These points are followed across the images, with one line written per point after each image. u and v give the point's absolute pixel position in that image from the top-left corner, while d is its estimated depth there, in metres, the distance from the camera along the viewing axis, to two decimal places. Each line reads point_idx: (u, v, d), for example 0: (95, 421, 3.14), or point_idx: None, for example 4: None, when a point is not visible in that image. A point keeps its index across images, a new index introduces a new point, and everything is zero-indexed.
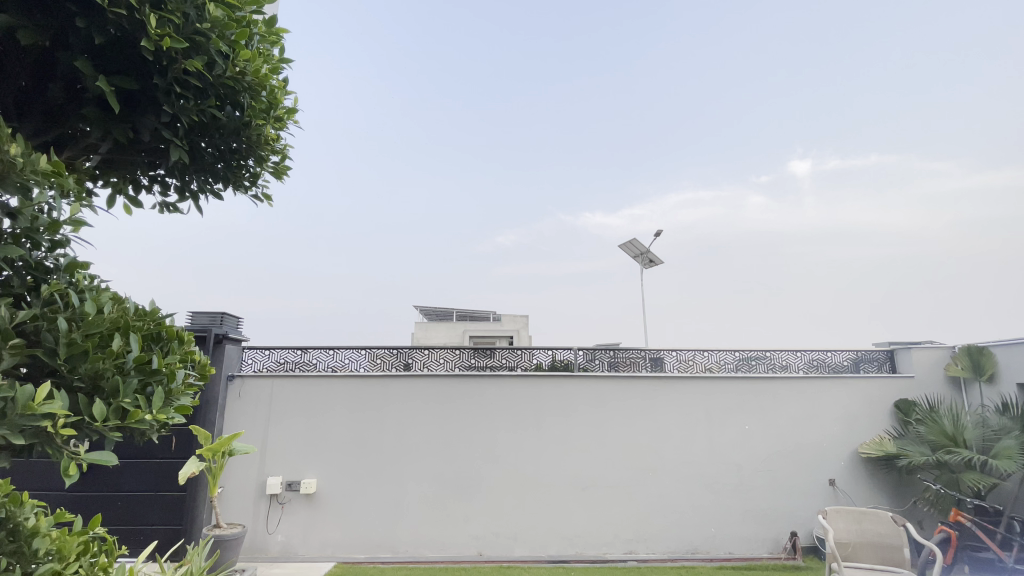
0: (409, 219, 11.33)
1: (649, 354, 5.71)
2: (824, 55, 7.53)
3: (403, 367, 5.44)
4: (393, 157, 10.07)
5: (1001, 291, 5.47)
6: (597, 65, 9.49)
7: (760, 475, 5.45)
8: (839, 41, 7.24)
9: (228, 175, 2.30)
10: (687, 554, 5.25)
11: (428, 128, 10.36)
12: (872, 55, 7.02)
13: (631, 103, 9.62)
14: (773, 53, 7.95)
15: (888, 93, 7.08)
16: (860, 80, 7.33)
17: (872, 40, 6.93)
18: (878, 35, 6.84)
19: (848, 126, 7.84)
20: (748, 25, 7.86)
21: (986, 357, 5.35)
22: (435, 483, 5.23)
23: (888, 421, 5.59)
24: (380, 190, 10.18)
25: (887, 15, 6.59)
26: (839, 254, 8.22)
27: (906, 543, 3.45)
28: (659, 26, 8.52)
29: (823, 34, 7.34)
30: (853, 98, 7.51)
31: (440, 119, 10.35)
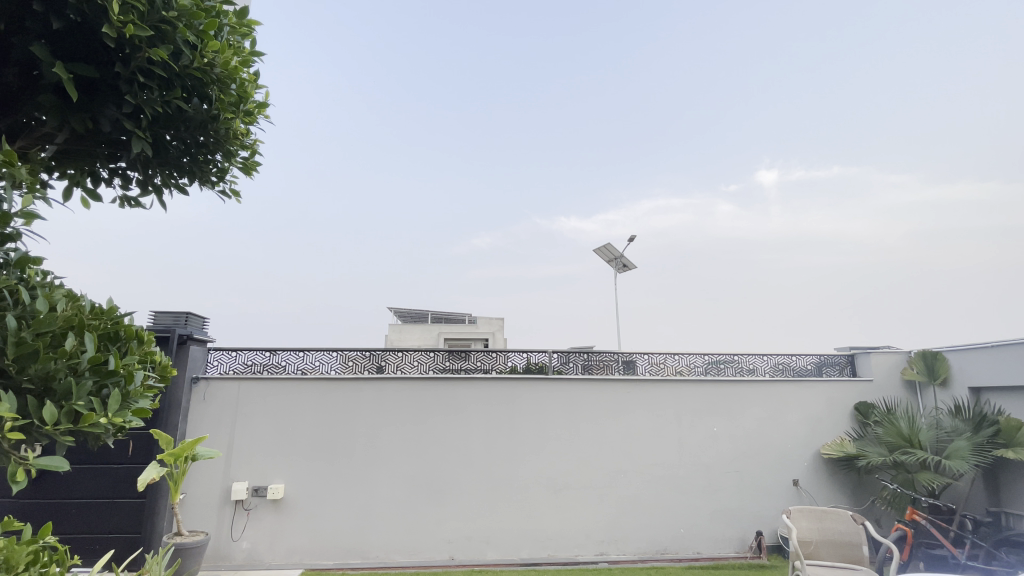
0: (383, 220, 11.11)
1: (623, 357, 5.78)
2: (800, 62, 7.65)
3: (376, 369, 5.35)
4: (355, 159, 9.71)
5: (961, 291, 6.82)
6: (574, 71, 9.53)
7: (727, 476, 5.57)
8: (807, 50, 7.49)
9: (194, 170, 2.21)
10: (657, 554, 5.32)
11: (398, 130, 10.00)
12: (855, 56, 7.14)
13: (611, 104, 9.57)
14: (745, 61, 8.07)
15: (865, 98, 7.33)
16: (838, 85, 7.52)
17: (845, 47, 7.16)
18: (856, 37, 7.00)
19: (823, 129, 8.03)
20: (722, 28, 7.88)
21: (941, 361, 5.59)
22: (406, 487, 5.16)
23: (849, 422, 5.79)
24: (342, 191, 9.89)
25: (868, 20, 6.76)
26: (808, 261, 8.84)
27: (865, 540, 3.59)
28: (634, 31, 8.55)
29: (802, 41, 7.44)
30: (819, 108, 7.86)
31: (410, 121, 10.01)
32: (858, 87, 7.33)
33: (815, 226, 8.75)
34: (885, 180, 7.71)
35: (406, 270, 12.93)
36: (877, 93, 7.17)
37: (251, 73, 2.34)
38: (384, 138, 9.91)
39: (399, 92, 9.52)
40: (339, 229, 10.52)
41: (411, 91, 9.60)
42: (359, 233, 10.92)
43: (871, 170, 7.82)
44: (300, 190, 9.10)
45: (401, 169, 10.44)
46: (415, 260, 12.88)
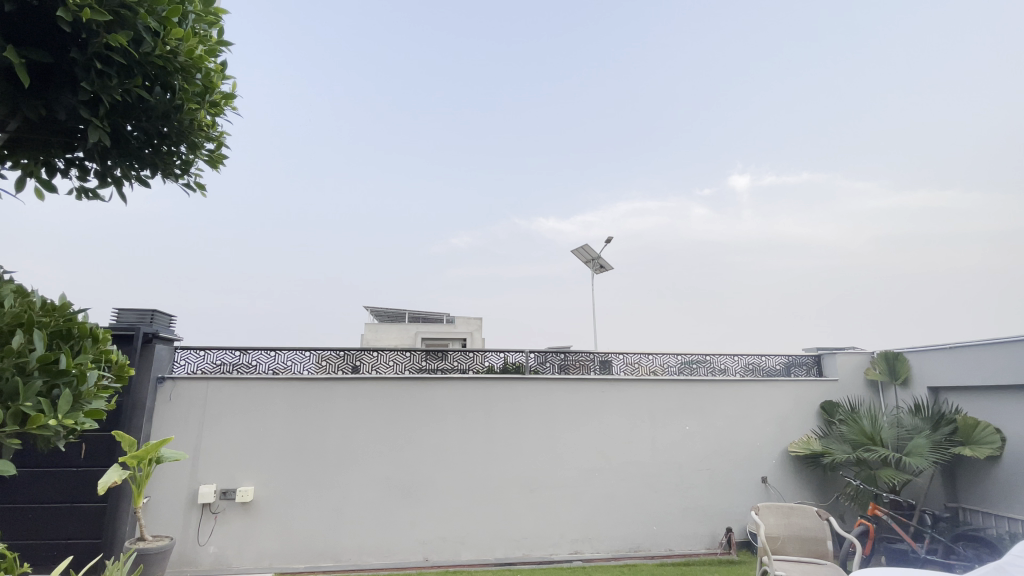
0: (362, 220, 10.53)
1: (599, 357, 5.83)
2: (778, 69, 7.82)
3: (351, 369, 5.27)
4: (308, 161, 8.91)
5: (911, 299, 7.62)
6: (557, 77, 9.50)
7: (699, 473, 5.67)
8: (789, 59, 7.66)
9: (156, 161, 2.13)
10: (630, 552, 5.38)
11: (369, 127, 9.49)
12: (841, 57, 7.27)
13: (594, 106, 9.55)
14: (726, 65, 8.10)
15: (852, 95, 7.42)
16: (816, 93, 7.73)
17: (822, 54, 7.38)
18: (848, 36, 7.09)
19: (810, 130, 8.12)
20: (711, 25, 7.76)
21: (901, 362, 5.80)
22: (380, 488, 5.09)
23: (815, 421, 5.96)
24: (310, 194, 9.37)
25: (862, 24, 6.89)
26: (776, 264, 9.41)
27: (829, 535, 3.70)
28: (618, 38, 8.51)
29: (798, 43, 7.46)
30: (796, 116, 8.11)
31: (378, 123, 9.55)
32: (836, 96, 7.56)
33: (785, 229, 9.33)
34: (851, 185, 8.15)
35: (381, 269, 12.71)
36: (864, 91, 7.28)
37: (218, 64, 2.27)
38: (348, 138, 9.32)
39: (365, 85, 8.97)
40: (308, 228, 10.11)
41: (385, 92, 9.20)
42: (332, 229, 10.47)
43: (838, 176, 8.20)
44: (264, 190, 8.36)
45: (366, 171, 9.85)
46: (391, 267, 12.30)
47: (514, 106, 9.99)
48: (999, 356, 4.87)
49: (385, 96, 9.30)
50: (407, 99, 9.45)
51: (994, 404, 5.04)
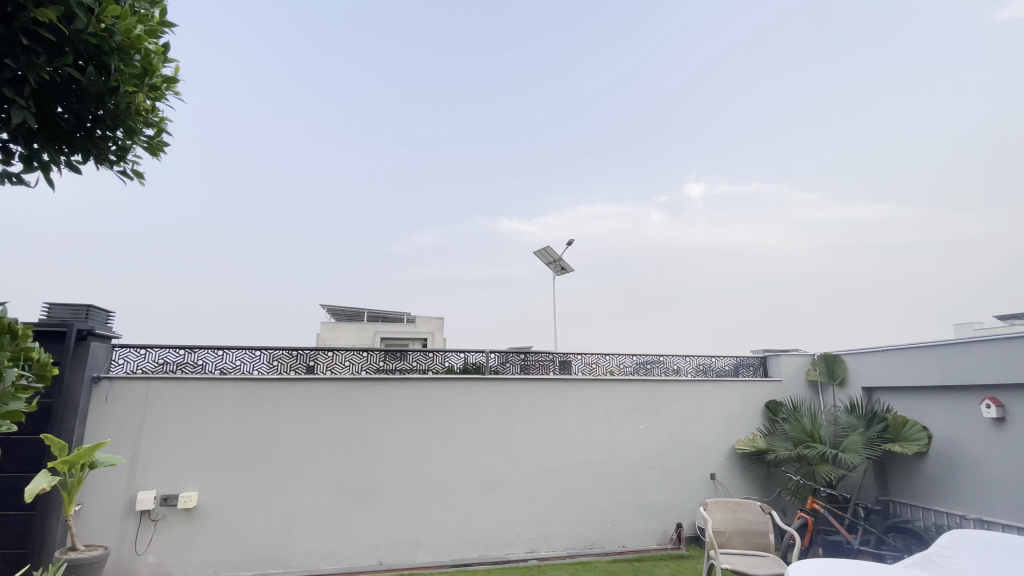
0: (327, 220, 10.29)
1: (558, 357, 5.91)
2: (738, 88, 8.15)
3: (306, 369, 5.12)
4: (271, 151, 8.36)
5: (857, 307, 8.76)
6: (529, 86, 9.54)
7: (652, 471, 5.82)
8: (747, 79, 8.00)
9: (88, 146, 2.00)
10: (584, 549, 5.46)
11: (330, 126, 8.97)
12: (801, 74, 7.62)
13: (562, 113, 9.69)
14: (689, 83, 8.37)
15: (801, 115, 7.92)
16: (769, 110, 8.14)
17: (777, 76, 7.79)
18: (814, 51, 7.37)
19: (764, 147, 8.52)
20: (688, 38, 7.89)
21: (839, 363, 6.14)
22: (333, 491, 4.96)
23: (760, 420, 6.24)
24: (269, 193, 8.85)
25: (830, 42, 7.20)
26: (728, 270, 10.09)
27: (771, 528, 3.89)
28: (597, 54, 8.79)
29: (768, 54, 7.65)
30: (756, 130, 8.41)
31: (342, 122, 9.06)
32: (790, 115, 7.99)
33: (734, 235, 9.83)
34: (798, 198, 8.81)
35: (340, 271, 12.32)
36: (814, 109, 7.77)
37: (159, 46, 2.17)
38: (313, 134, 8.84)
39: (333, 84, 8.62)
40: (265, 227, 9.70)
41: (355, 81, 8.86)
42: (287, 226, 9.83)
43: (785, 189, 8.83)
44: (216, 179, 7.83)
45: (325, 165, 9.37)
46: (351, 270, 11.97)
47: (479, 109, 9.91)
48: (926, 358, 5.27)
49: (350, 97, 8.92)
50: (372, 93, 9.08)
51: (921, 403, 5.44)
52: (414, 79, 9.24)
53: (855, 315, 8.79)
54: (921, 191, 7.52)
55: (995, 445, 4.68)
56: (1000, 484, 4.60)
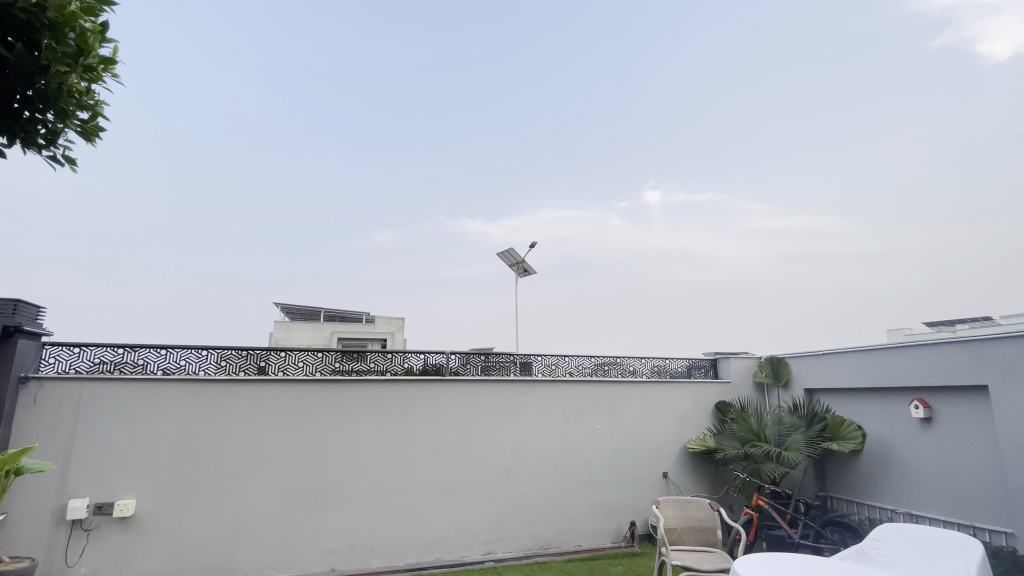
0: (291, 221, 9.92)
1: (519, 359, 5.92)
2: (698, 100, 8.35)
3: (257, 370, 4.93)
4: (230, 141, 7.96)
5: (805, 312, 9.27)
6: (498, 88, 9.61)
7: (607, 470, 5.92)
8: (702, 90, 8.23)
9: (11, 127, 1.88)
10: (540, 550, 5.50)
11: (295, 121, 8.49)
12: (756, 88, 7.92)
13: (529, 114, 9.75)
14: (647, 93, 8.63)
15: (756, 128, 8.27)
16: (725, 122, 8.44)
17: (733, 86, 8.02)
18: (771, 66, 7.66)
19: (718, 160, 8.87)
20: (649, 42, 8.13)
21: (784, 366, 6.46)
22: (284, 496, 4.79)
23: (709, 420, 6.48)
24: (226, 183, 8.48)
25: (779, 58, 7.54)
26: (682, 275, 10.08)
27: (719, 524, 4.03)
28: (569, 57, 8.87)
29: (729, 68, 7.88)
30: (712, 148, 8.79)
31: (306, 119, 8.59)
32: (743, 130, 8.39)
33: (689, 243, 10.04)
34: (747, 208, 9.32)
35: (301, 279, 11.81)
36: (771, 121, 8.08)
37: (96, 25, 2.07)
38: (278, 130, 8.35)
39: (303, 72, 8.18)
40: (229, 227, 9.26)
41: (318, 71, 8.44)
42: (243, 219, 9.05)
43: (737, 200, 9.26)
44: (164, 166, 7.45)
45: (287, 160, 8.82)
46: (312, 276, 11.71)
47: (449, 109, 9.68)
48: (862, 362, 5.60)
49: (317, 91, 8.50)
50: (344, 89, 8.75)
51: (856, 404, 5.77)
52: (382, 74, 8.99)
53: (799, 320, 9.30)
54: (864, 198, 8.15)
55: (922, 443, 5.02)
56: (926, 480, 4.95)
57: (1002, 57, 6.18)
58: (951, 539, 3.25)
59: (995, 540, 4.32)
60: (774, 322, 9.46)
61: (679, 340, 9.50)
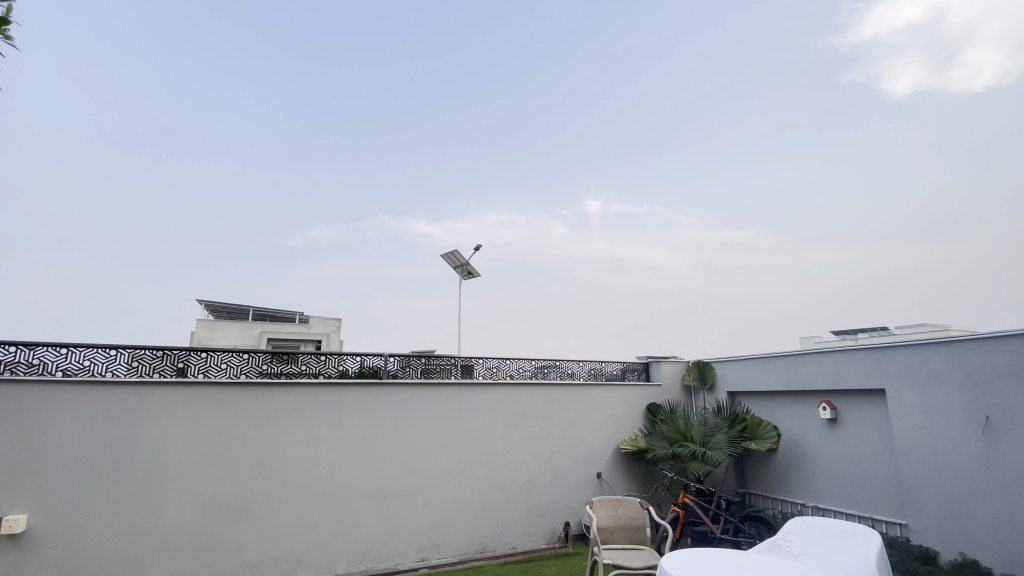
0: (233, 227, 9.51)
1: (460, 361, 5.89)
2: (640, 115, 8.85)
3: (175, 372, 4.59)
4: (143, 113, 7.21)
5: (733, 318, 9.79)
6: (453, 85, 9.70)
7: (544, 472, 6.00)
8: (638, 105, 8.77)
9: None
10: (476, 554, 5.46)
11: (229, 103, 7.94)
12: (693, 98, 8.41)
13: (477, 115, 9.88)
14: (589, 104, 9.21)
15: (693, 143, 8.79)
16: (662, 135, 8.89)
17: (668, 101, 8.56)
18: (703, 81, 8.23)
19: (657, 177, 9.34)
20: (597, 48, 8.78)
21: (709, 369, 6.85)
22: (202, 508, 4.45)
23: (640, 421, 6.75)
24: (145, 165, 7.75)
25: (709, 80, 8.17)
26: (620, 282, 10.53)
27: (647, 522, 4.20)
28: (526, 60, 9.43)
29: (668, 86, 8.49)
30: (652, 164, 9.25)
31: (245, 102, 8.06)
32: (678, 147, 8.98)
33: (627, 251, 10.54)
34: (680, 221, 9.82)
35: (230, 283, 11.07)
36: (704, 141, 8.72)
37: None
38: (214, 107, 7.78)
39: (243, 50, 7.84)
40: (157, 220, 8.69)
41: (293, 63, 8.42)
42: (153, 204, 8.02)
43: (671, 212, 9.74)
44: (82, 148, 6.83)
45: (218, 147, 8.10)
46: (246, 284, 11.10)
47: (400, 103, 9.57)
48: (777, 366, 6.04)
49: (263, 75, 8.17)
50: (297, 78, 8.50)
51: (772, 406, 6.21)
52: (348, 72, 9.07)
53: (729, 326, 9.72)
54: (786, 212, 8.88)
55: (828, 442, 5.47)
56: (833, 476, 5.39)
57: (900, 90, 7.04)
58: (852, 529, 3.55)
59: (891, 530, 4.76)
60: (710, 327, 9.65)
61: (616, 348, 9.88)
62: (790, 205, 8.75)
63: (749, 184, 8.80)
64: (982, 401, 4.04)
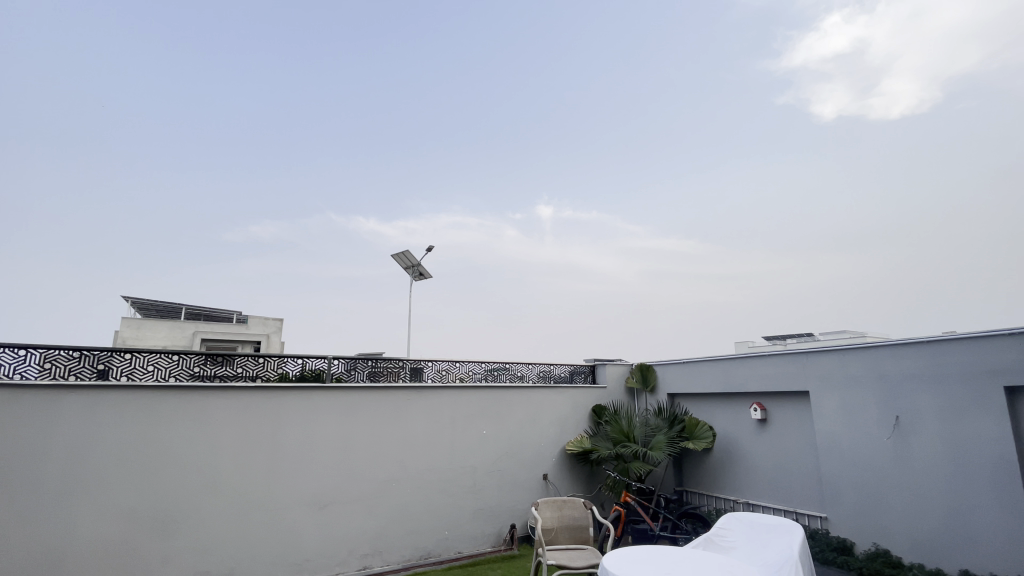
0: (172, 229, 8.86)
1: (409, 365, 5.81)
2: (592, 129, 9.55)
3: (95, 374, 4.25)
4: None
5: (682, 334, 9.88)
6: (425, 101, 9.68)
7: (491, 475, 6.01)
8: (596, 121, 9.45)
9: None
10: (420, 560, 5.39)
11: (170, 94, 7.30)
12: (643, 113, 8.95)
13: (443, 126, 9.95)
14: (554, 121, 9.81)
15: (639, 158, 9.39)
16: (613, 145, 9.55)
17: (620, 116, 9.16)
18: (652, 96, 8.75)
19: (607, 187, 9.92)
20: (559, 67, 9.28)
21: (652, 372, 7.11)
22: (122, 520, 4.14)
23: (585, 423, 6.92)
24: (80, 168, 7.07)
25: (657, 92, 8.70)
26: (571, 286, 10.83)
27: (590, 522, 4.30)
28: (493, 76, 9.70)
29: (617, 103, 9.11)
30: (602, 177, 9.91)
31: (188, 80, 7.43)
32: (628, 157, 9.50)
33: (578, 256, 10.98)
34: (627, 229, 10.30)
35: (170, 283, 10.43)
36: (649, 153, 9.25)
37: None
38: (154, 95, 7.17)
39: (193, 41, 7.28)
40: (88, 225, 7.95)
41: (264, 84, 8.12)
42: (71, 191, 7.26)
43: (618, 220, 10.30)
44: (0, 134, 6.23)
45: (154, 131, 7.40)
46: (180, 283, 10.46)
47: (359, 97, 9.16)
48: (714, 369, 6.34)
49: (213, 70, 7.59)
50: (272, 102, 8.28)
51: (709, 407, 6.52)
52: (324, 93, 8.77)
53: (678, 336, 9.90)
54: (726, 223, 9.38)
55: (758, 441, 5.81)
56: (762, 474, 5.72)
57: (827, 114, 7.63)
58: (777, 523, 3.78)
59: (812, 523, 5.11)
60: (659, 337, 9.95)
61: (563, 352, 10.13)
62: (730, 216, 9.28)
63: (696, 194, 9.16)
64: (892, 402, 4.42)
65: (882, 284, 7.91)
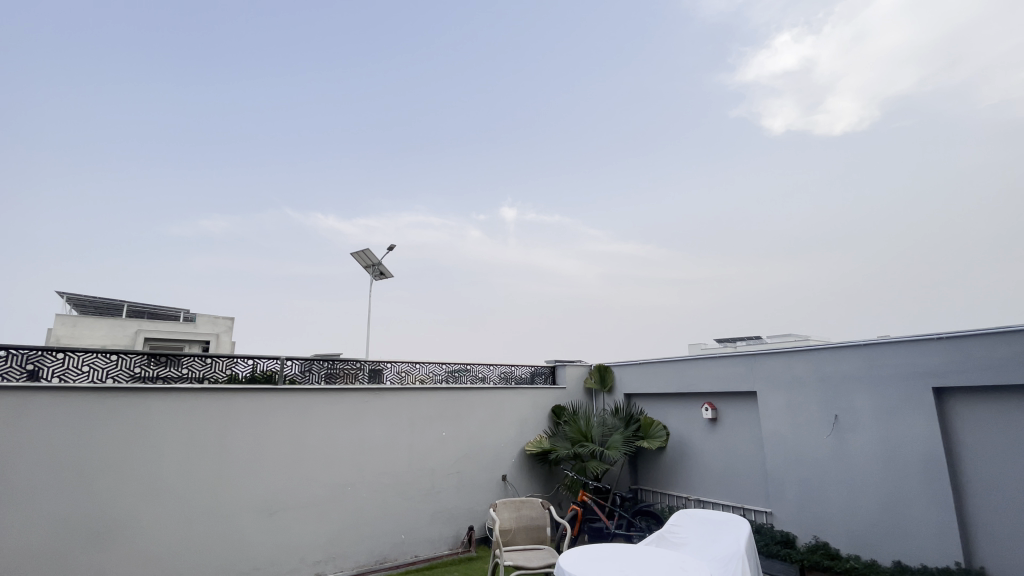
0: (111, 223, 8.21)
1: (368, 365, 5.71)
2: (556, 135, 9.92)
3: (24, 375, 3.94)
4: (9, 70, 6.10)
5: (636, 337, 10.18)
6: (394, 104, 9.75)
7: (450, 477, 5.98)
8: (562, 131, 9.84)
9: None
10: (375, 565, 5.30)
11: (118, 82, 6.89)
12: (608, 122, 9.24)
13: (410, 130, 9.95)
14: (523, 129, 10.11)
15: (602, 166, 9.65)
16: (578, 152, 9.84)
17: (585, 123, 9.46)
18: (615, 105, 9.01)
19: (570, 194, 10.23)
20: (529, 80, 9.64)
21: (610, 373, 7.26)
22: (53, 530, 3.87)
23: (545, 423, 6.99)
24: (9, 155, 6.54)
25: (620, 104, 8.99)
26: (533, 288, 10.92)
27: (547, 522, 4.35)
28: (462, 83, 9.86)
29: (583, 110, 9.39)
30: (566, 184, 10.21)
31: (138, 64, 7.02)
32: (591, 164, 9.77)
33: (541, 259, 11.07)
34: (588, 233, 10.57)
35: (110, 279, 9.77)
36: (612, 158, 9.47)
37: None
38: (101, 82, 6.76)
39: (153, 37, 6.99)
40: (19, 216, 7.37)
41: (230, 85, 7.93)
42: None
43: (579, 224, 10.60)
44: None
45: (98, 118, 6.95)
46: (121, 279, 9.84)
47: (325, 98, 9.05)
48: (668, 371, 6.53)
49: (168, 65, 7.24)
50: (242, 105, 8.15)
51: (663, 408, 6.71)
52: (296, 95, 8.70)
53: (634, 340, 10.18)
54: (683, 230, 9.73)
55: (709, 440, 6.03)
56: (712, 471, 5.94)
57: (776, 128, 8.06)
58: (725, 519, 3.93)
59: (758, 518, 5.34)
60: (617, 339, 10.19)
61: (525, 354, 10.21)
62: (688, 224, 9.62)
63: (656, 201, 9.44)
64: (833, 402, 4.69)
65: (824, 292, 8.41)
